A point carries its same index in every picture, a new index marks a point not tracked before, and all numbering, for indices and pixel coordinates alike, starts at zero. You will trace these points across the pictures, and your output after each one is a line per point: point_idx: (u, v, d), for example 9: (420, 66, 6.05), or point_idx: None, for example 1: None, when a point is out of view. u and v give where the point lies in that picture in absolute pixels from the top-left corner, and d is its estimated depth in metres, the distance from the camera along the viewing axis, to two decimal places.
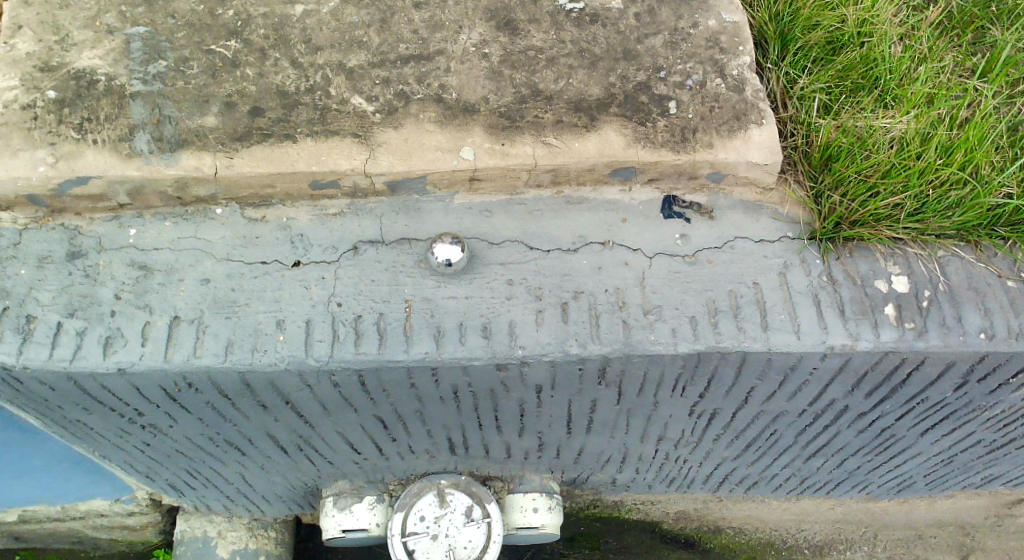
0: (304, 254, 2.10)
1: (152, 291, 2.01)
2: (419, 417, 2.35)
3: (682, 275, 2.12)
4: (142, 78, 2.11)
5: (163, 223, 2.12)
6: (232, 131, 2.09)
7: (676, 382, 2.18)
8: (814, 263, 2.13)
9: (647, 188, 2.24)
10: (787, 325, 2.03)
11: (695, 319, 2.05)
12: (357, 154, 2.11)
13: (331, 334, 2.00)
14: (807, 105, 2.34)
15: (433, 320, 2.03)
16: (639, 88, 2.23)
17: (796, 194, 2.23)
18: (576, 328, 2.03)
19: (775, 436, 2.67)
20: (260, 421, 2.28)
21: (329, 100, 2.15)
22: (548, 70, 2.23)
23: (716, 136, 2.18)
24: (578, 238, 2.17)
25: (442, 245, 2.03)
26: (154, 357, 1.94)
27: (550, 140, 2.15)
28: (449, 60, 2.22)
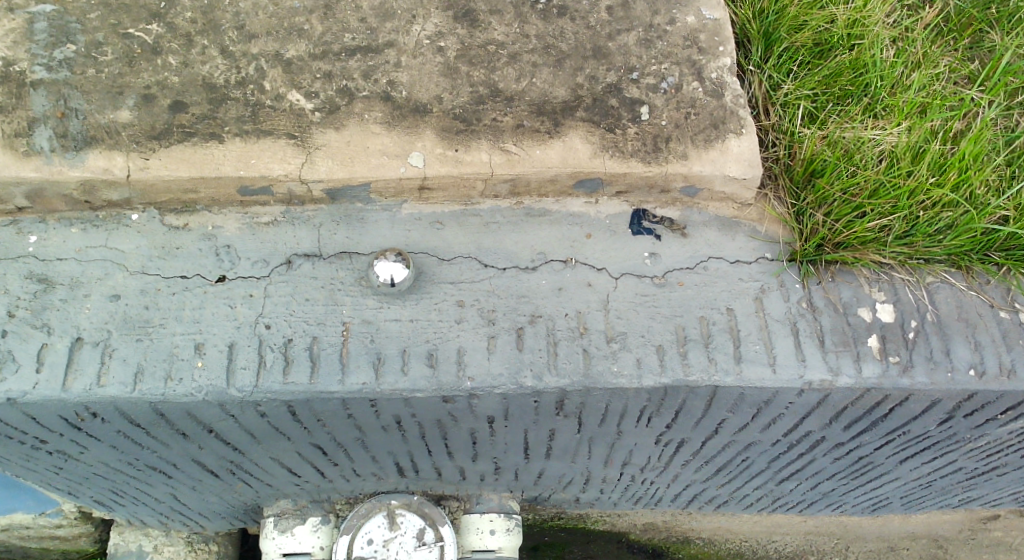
0: (230, 268, 1.89)
1: (52, 308, 1.80)
2: (359, 444, 2.13)
3: (649, 298, 1.92)
4: (46, 64, 1.87)
5: (69, 229, 1.90)
6: (149, 128, 1.86)
7: (640, 413, 1.98)
8: (794, 287, 1.93)
9: (614, 201, 2.04)
10: (763, 357, 1.83)
11: (662, 348, 1.85)
12: (292, 158, 1.89)
13: (257, 360, 1.79)
14: (791, 113, 2.15)
15: (372, 345, 1.82)
16: (609, 90, 2.02)
17: (775, 210, 2.03)
18: (532, 358, 1.83)
19: (746, 463, 2.47)
20: (182, 448, 2.07)
21: (262, 94, 1.92)
22: (509, 68, 2.02)
23: (692, 146, 1.98)
24: (538, 255, 1.97)
25: (384, 262, 1.82)
26: (50, 386, 1.73)
27: (509, 147, 1.95)
28: (399, 54, 1.99)
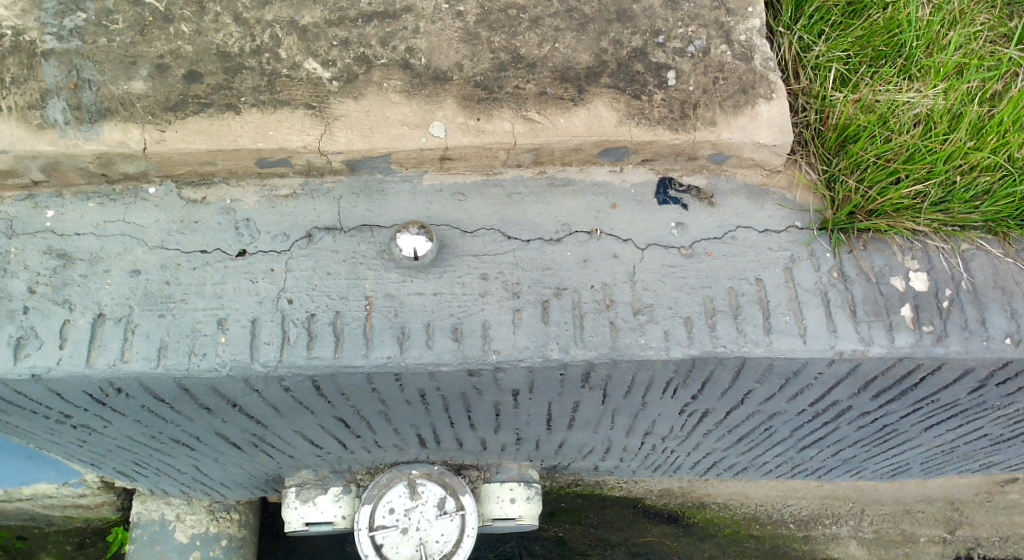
0: (250, 242, 1.86)
1: (73, 284, 1.78)
2: (383, 417, 2.12)
3: (676, 269, 1.89)
4: (56, 33, 1.82)
5: (86, 204, 1.87)
6: (164, 99, 1.81)
7: (667, 384, 1.96)
8: (824, 257, 1.89)
9: (640, 169, 2.00)
10: (792, 327, 1.81)
11: (689, 319, 1.83)
12: (310, 129, 1.84)
13: (280, 335, 1.77)
14: (822, 76, 2.08)
15: (397, 319, 1.80)
16: (634, 55, 1.96)
17: (807, 177, 1.98)
18: (558, 331, 1.81)
19: (769, 431, 2.45)
20: (206, 422, 2.05)
21: (278, 63, 1.86)
22: (531, 32, 1.95)
23: (720, 113, 1.92)
24: (562, 226, 1.93)
25: (406, 235, 1.78)
26: (74, 361, 1.72)
27: (532, 116, 1.90)
28: (417, 19, 1.93)
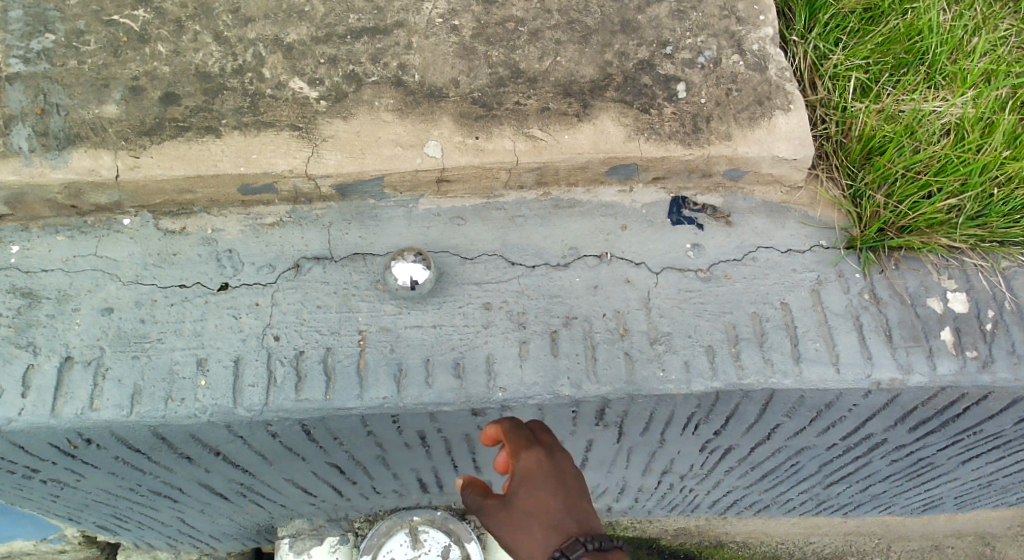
0: (232, 274, 1.72)
1: (38, 325, 1.63)
2: (380, 462, 1.95)
3: (694, 294, 1.76)
4: (22, 56, 1.70)
5: (55, 238, 1.73)
6: (138, 123, 1.69)
7: (687, 420, 1.82)
8: (854, 278, 1.76)
9: (650, 188, 1.87)
10: (824, 356, 1.68)
11: (711, 349, 1.70)
12: (297, 152, 1.71)
13: (266, 376, 1.62)
14: (841, 86, 1.94)
15: (393, 355, 1.65)
16: (641, 67, 1.84)
17: (829, 193, 1.84)
18: (568, 364, 1.68)
19: (795, 467, 2.29)
20: (188, 474, 1.88)
21: (261, 83, 1.74)
22: (531, 45, 1.84)
23: (735, 126, 1.80)
24: (569, 250, 1.81)
25: (401, 263, 1.65)
26: (37, 412, 1.56)
27: (535, 133, 1.78)
28: (410, 34, 1.81)
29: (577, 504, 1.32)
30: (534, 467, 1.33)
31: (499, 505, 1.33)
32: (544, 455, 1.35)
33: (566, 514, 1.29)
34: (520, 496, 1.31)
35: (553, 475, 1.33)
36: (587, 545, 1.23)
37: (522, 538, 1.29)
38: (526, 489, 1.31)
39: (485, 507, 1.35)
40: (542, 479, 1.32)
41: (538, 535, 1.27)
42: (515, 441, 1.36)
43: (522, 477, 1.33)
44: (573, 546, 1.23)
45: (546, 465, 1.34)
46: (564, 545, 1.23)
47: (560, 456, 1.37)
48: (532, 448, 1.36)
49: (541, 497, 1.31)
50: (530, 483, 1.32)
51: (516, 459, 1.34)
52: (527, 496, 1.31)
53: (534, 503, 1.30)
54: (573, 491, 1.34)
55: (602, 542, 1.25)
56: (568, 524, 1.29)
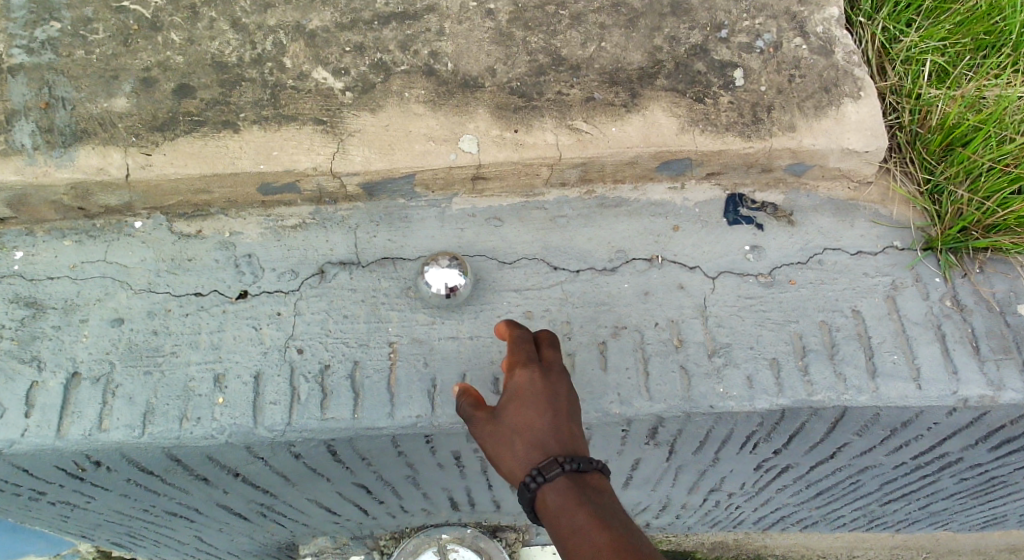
0: (252, 281, 1.58)
1: (43, 338, 1.51)
2: (409, 483, 1.81)
3: (756, 301, 1.60)
4: (25, 46, 1.57)
5: (61, 242, 1.60)
6: (150, 117, 1.56)
7: (746, 439, 1.65)
8: (933, 283, 1.59)
9: (704, 185, 1.71)
10: (903, 370, 1.51)
11: (776, 362, 1.54)
12: (321, 148, 1.58)
13: (289, 393, 1.48)
14: (915, 72, 1.76)
15: (426, 370, 1.51)
16: (694, 53, 1.68)
17: (903, 188, 1.68)
18: (618, 379, 1.52)
19: (855, 485, 2.11)
20: (204, 496, 1.75)
21: (282, 73, 1.60)
22: (573, 30, 1.69)
23: (800, 116, 1.63)
24: (616, 253, 1.65)
25: (435, 269, 1.50)
26: (42, 433, 1.43)
27: (579, 126, 1.63)
28: (442, 20, 1.67)
29: (567, 427, 1.17)
30: (526, 383, 1.21)
31: (484, 419, 1.21)
32: (538, 374, 1.23)
33: (551, 435, 1.14)
34: (506, 413, 1.19)
35: (544, 394, 1.20)
36: (564, 466, 1.08)
37: (503, 456, 1.15)
38: (514, 404, 1.19)
39: (469, 419, 1.23)
40: (532, 396, 1.20)
41: (518, 451, 1.14)
42: (515, 356, 1.26)
43: (510, 395, 1.21)
44: (550, 467, 1.09)
45: (540, 383, 1.22)
46: (541, 465, 1.09)
47: (556, 377, 1.24)
48: (528, 365, 1.24)
49: (527, 413, 1.17)
50: (519, 399, 1.20)
51: (510, 374, 1.24)
52: (514, 412, 1.18)
53: (519, 418, 1.17)
54: (565, 412, 1.19)
55: (583, 463, 1.09)
56: (552, 444, 1.14)
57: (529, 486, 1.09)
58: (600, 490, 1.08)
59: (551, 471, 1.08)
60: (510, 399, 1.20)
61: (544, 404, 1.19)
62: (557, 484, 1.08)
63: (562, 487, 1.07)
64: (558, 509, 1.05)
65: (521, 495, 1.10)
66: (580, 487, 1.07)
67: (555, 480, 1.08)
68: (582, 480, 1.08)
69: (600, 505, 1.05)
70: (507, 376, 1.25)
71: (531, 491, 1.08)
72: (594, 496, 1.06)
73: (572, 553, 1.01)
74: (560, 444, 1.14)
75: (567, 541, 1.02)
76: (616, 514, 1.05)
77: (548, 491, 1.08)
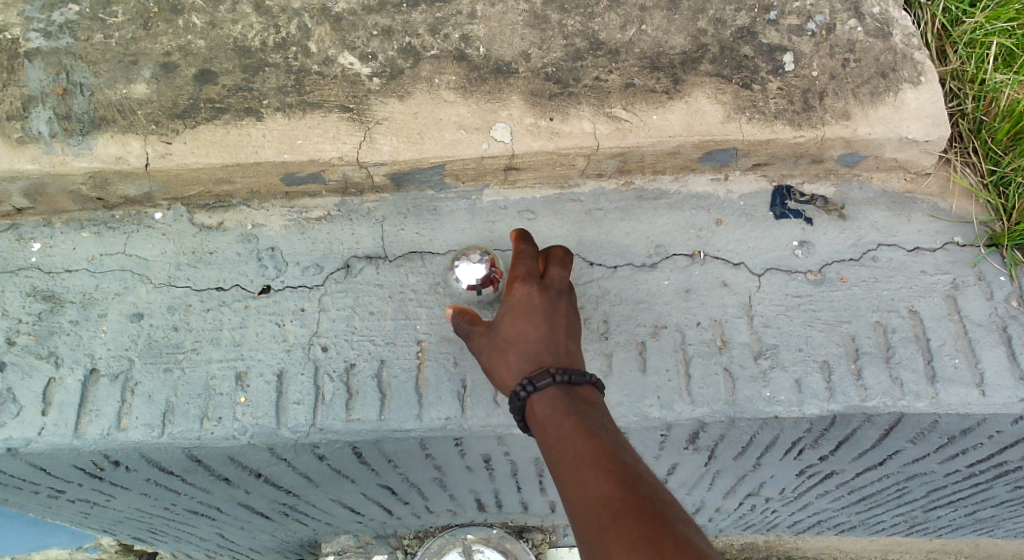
0: (275, 276, 1.52)
1: (61, 334, 1.46)
2: (436, 485, 1.74)
3: (805, 300, 1.51)
4: (42, 29, 1.52)
5: (80, 234, 1.55)
6: (170, 104, 1.49)
7: (791, 445, 1.56)
8: (998, 282, 1.49)
9: (749, 177, 1.62)
10: (965, 375, 1.41)
11: (827, 365, 1.45)
12: (347, 136, 1.50)
13: (313, 392, 1.42)
14: (979, 55, 1.63)
15: (456, 370, 1.44)
16: (740, 36, 1.58)
17: (965, 180, 1.57)
18: (658, 381, 1.44)
19: (900, 492, 1.99)
20: (225, 495, 1.69)
21: (307, 59, 1.53)
22: (612, 13, 1.60)
23: (854, 103, 1.53)
24: (655, 248, 1.57)
25: (465, 263, 1.43)
26: (59, 431, 1.39)
27: (617, 113, 1.54)
28: (473, 2, 1.59)
29: (561, 343, 1.27)
30: (524, 298, 1.31)
31: (482, 333, 1.32)
32: (537, 290, 1.32)
33: (545, 349, 1.25)
34: (504, 324, 1.29)
35: (542, 310, 1.29)
36: (555, 377, 1.19)
37: (497, 364, 1.27)
38: (511, 317, 1.30)
39: (468, 334, 1.35)
40: (529, 310, 1.29)
41: (512, 363, 1.25)
42: (516, 270, 1.34)
43: (509, 307, 1.31)
44: (541, 377, 1.19)
45: (538, 298, 1.31)
46: (532, 375, 1.20)
47: (555, 293, 1.33)
48: (528, 280, 1.32)
49: (523, 328, 1.28)
50: (516, 313, 1.30)
51: (510, 288, 1.33)
52: (511, 326, 1.29)
53: (515, 331, 1.28)
54: (560, 328, 1.29)
55: (573, 376, 1.19)
56: (546, 358, 1.24)
57: (519, 394, 1.19)
58: (588, 402, 1.18)
59: (542, 381, 1.19)
60: (509, 313, 1.30)
61: (540, 320, 1.28)
62: (546, 393, 1.18)
63: (550, 396, 1.18)
64: (546, 416, 1.16)
65: (512, 403, 1.21)
66: (568, 398, 1.18)
67: (544, 389, 1.18)
68: (571, 391, 1.19)
69: (585, 415, 1.15)
70: (508, 290, 1.34)
71: (521, 399, 1.19)
72: (582, 406, 1.16)
73: (555, 455, 1.11)
74: (552, 358, 1.24)
75: (552, 445, 1.12)
76: (601, 424, 1.14)
77: (537, 399, 1.18)
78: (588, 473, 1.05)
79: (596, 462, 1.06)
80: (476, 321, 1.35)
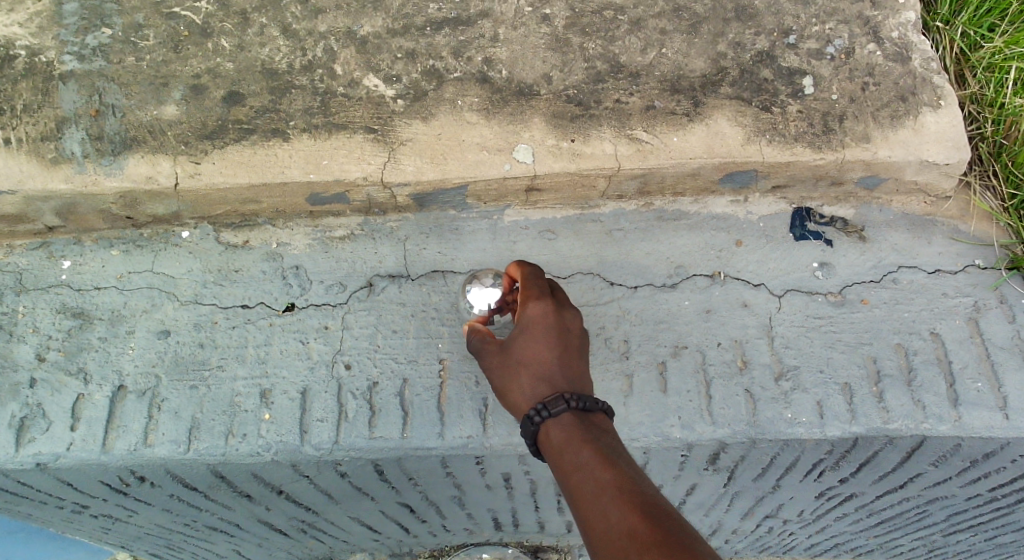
0: (300, 294, 1.54)
1: (90, 350, 1.49)
2: (455, 503, 1.75)
3: (826, 321, 1.51)
4: (76, 53, 1.55)
5: (109, 252, 1.58)
6: (200, 125, 1.52)
7: (812, 467, 1.56)
8: (1019, 305, 1.49)
9: (769, 198, 1.63)
10: (987, 399, 1.41)
11: (849, 387, 1.45)
12: (371, 157, 1.53)
13: (336, 410, 1.43)
14: (998, 79, 1.64)
15: (478, 389, 1.45)
16: (760, 59, 1.60)
17: (985, 203, 1.58)
18: (679, 402, 1.45)
19: (920, 515, 1.96)
20: (246, 512, 1.70)
21: (333, 81, 1.56)
22: (632, 36, 1.62)
23: (874, 125, 1.55)
24: (676, 269, 1.58)
25: (477, 288, 1.40)
26: (87, 447, 1.41)
27: (638, 135, 1.56)
28: (496, 25, 1.61)
29: (575, 366, 1.23)
30: (538, 317, 1.26)
31: (495, 353, 1.27)
32: (550, 309, 1.27)
33: (559, 374, 1.20)
34: (516, 345, 1.24)
35: (556, 331, 1.25)
36: (571, 403, 1.14)
37: (509, 387, 1.22)
38: (524, 338, 1.24)
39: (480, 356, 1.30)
40: (543, 330, 1.25)
41: (526, 385, 1.20)
42: (529, 290, 1.30)
43: (523, 326, 1.26)
44: (556, 402, 1.14)
45: (553, 317, 1.26)
46: (547, 400, 1.14)
47: (569, 313, 1.28)
48: (542, 299, 1.28)
49: (538, 349, 1.23)
50: (531, 332, 1.25)
51: (524, 307, 1.28)
52: (525, 347, 1.23)
53: (528, 352, 1.23)
54: (574, 350, 1.25)
55: (589, 402, 1.15)
56: (561, 381, 1.19)
57: (533, 420, 1.14)
58: (604, 431, 1.13)
59: (557, 406, 1.13)
60: (522, 333, 1.25)
61: (555, 341, 1.24)
62: (561, 420, 1.13)
63: (566, 423, 1.12)
64: (562, 444, 1.10)
65: (524, 428, 1.15)
66: (584, 425, 1.12)
67: (560, 415, 1.13)
68: (587, 418, 1.14)
69: (603, 445, 1.09)
70: (520, 309, 1.29)
71: (535, 425, 1.13)
72: (598, 435, 1.11)
73: (572, 485, 1.04)
74: (568, 382, 1.20)
75: (569, 476, 1.05)
76: (620, 454, 1.08)
77: (552, 426, 1.13)
78: (611, 505, 0.98)
79: (619, 494, 0.99)
80: (487, 342, 1.30)
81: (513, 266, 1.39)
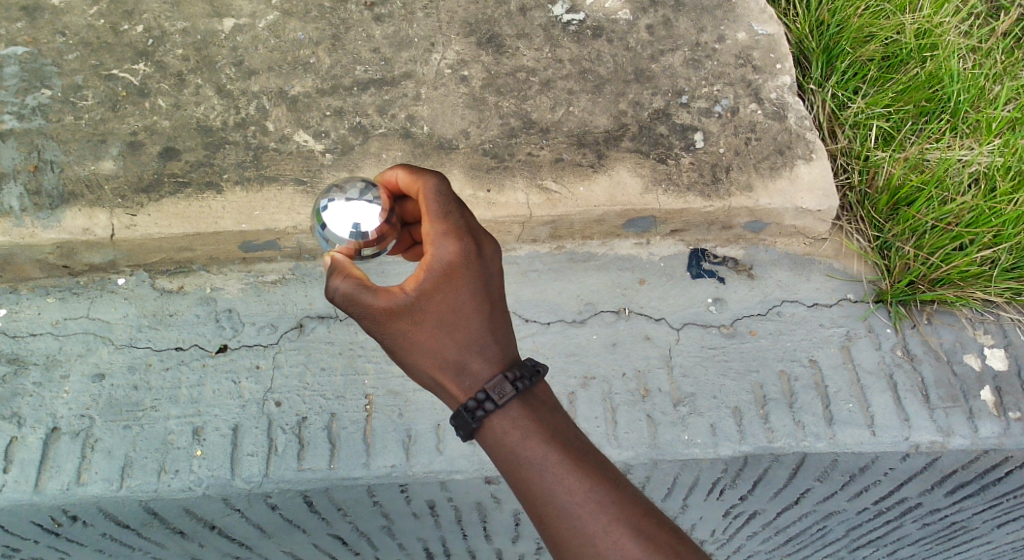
0: (232, 335, 1.62)
1: (24, 395, 1.54)
2: (385, 533, 1.83)
3: (718, 352, 1.67)
4: (16, 113, 1.65)
5: (44, 300, 1.64)
6: (136, 179, 1.62)
7: (712, 486, 1.70)
8: (884, 333, 1.69)
9: (669, 241, 1.79)
10: (857, 417, 1.59)
11: (738, 410, 1.61)
12: (301, 208, 1.63)
13: (267, 444, 1.52)
14: (862, 135, 1.87)
15: (401, 421, 1.55)
16: (656, 117, 1.78)
17: (854, 244, 1.77)
18: (588, 428, 1.58)
19: (822, 535, 2.06)
20: (179, 551, 1.75)
21: (265, 137, 1.68)
22: (542, 96, 1.78)
23: (756, 176, 1.74)
24: (585, 305, 1.72)
25: (341, 203, 1.17)
26: (20, 488, 1.47)
27: (548, 185, 1.71)
28: (418, 86, 1.76)
29: (501, 321, 1.16)
30: (457, 263, 1.12)
31: (401, 311, 1.11)
32: (470, 251, 1.13)
33: (490, 338, 1.13)
34: (433, 301, 1.12)
35: (478, 279, 1.14)
36: (517, 386, 1.10)
37: (427, 353, 1.12)
38: (442, 292, 1.12)
39: (371, 308, 1.11)
40: (466, 281, 1.13)
41: (451, 357, 1.12)
42: (439, 224, 1.12)
43: (439, 274, 1.11)
44: (500, 390, 1.09)
45: (473, 261, 1.13)
46: (489, 388, 1.09)
47: (486, 247, 1.15)
48: (458, 238, 1.12)
49: (460, 306, 1.12)
50: (451, 283, 1.12)
51: (438, 248, 1.12)
52: (445, 306, 1.12)
53: (448, 309, 1.12)
54: (495, 295, 1.16)
55: (531, 379, 1.11)
56: (490, 346, 1.13)
57: (475, 414, 1.08)
58: (550, 407, 1.12)
59: (502, 395, 1.09)
60: (438, 285, 1.12)
61: (478, 293, 1.13)
62: (507, 411, 1.09)
63: (513, 414, 1.09)
64: (517, 446, 1.08)
65: (465, 422, 1.09)
66: (531, 410, 1.10)
67: (506, 407, 1.09)
68: (529, 397, 1.11)
69: (558, 434, 1.09)
70: (430, 248, 1.12)
71: (477, 419, 1.08)
72: (546, 420, 1.10)
73: (538, 494, 1.06)
74: (496, 343, 1.14)
75: (534, 484, 1.06)
76: (574, 440, 1.10)
77: (498, 419, 1.09)
78: (591, 521, 1.02)
79: (595, 506, 1.03)
80: (380, 289, 1.11)
81: (404, 178, 1.18)
